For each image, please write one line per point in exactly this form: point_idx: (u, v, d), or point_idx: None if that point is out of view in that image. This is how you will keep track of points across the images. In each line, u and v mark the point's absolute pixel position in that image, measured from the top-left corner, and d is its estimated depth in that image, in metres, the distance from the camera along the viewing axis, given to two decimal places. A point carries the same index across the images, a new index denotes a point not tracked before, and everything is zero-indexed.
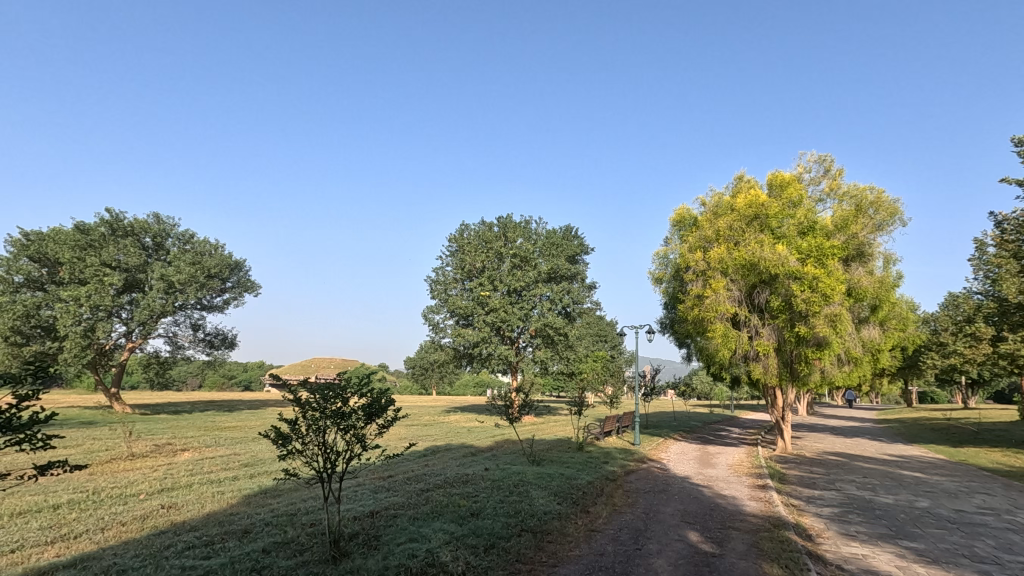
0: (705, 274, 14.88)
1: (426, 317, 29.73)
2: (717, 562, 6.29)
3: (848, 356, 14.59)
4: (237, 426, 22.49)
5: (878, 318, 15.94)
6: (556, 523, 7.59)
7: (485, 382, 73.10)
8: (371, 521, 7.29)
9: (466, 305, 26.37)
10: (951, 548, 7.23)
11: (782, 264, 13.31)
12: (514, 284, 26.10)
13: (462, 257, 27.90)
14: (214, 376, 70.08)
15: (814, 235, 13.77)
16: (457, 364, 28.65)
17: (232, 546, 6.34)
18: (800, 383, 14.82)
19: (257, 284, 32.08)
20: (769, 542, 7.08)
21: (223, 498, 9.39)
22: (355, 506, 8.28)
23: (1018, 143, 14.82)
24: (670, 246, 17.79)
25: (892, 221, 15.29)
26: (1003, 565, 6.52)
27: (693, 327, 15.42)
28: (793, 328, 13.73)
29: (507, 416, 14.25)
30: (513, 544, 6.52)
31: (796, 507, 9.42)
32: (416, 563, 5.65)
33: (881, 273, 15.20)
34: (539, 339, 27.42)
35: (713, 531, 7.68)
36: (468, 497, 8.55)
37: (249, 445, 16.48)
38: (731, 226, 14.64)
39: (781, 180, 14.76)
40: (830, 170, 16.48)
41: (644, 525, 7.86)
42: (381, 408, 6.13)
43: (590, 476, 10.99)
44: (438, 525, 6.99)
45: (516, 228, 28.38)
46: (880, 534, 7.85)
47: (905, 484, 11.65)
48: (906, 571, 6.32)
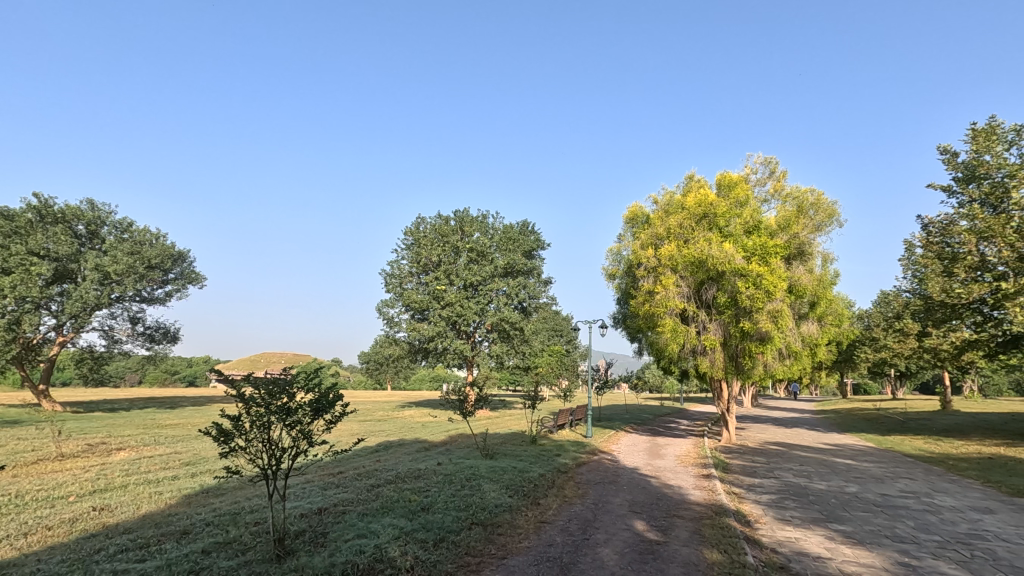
0: (656, 270, 15.25)
1: (381, 311, 29.31)
2: (661, 550, 6.50)
3: (789, 350, 15.30)
4: (180, 424, 21.58)
5: (816, 314, 16.78)
6: (506, 515, 7.66)
7: (441, 376, 72.92)
8: (318, 519, 7.15)
9: (422, 299, 26.18)
10: (875, 529, 7.72)
11: (728, 261, 13.84)
12: (470, 279, 26.09)
13: (417, 250, 27.60)
14: (155, 372, 66.86)
15: (759, 235, 14.35)
16: (412, 359, 28.40)
17: (169, 548, 6.09)
18: (744, 376, 15.39)
19: (202, 275, 30.78)
20: (710, 529, 7.38)
21: (161, 498, 9.00)
22: (302, 503, 8.10)
23: (944, 150, 15.86)
24: (623, 243, 18.15)
25: (830, 222, 16.20)
26: (920, 544, 7.03)
27: (644, 322, 15.76)
28: (737, 323, 14.30)
29: (462, 411, 14.21)
30: (462, 537, 6.53)
31: (737, 494, 9.84)
32: (364, 559, 5.58)
33: (820, 271, 16.04)
34: (494, 334, 27.46)
35: (659, 519, 7.93)
36: (419, 492, 8.51)
37: (192, 443, 15.80)
38: (681, 225, 15.06)
39: (729, 180, 15.28)
40: (775, 171, 17.20)
41: (593, 515, 8.03)
42: (330, 403, 6.03)
43: (543, 468, 11.13)
44: (388, 520, 6.94)
45: (473, 222, 28.26)
46: (812, 518, 8.30)
47: (837, 471, 12.37)
48: (833, 552, 6.72)
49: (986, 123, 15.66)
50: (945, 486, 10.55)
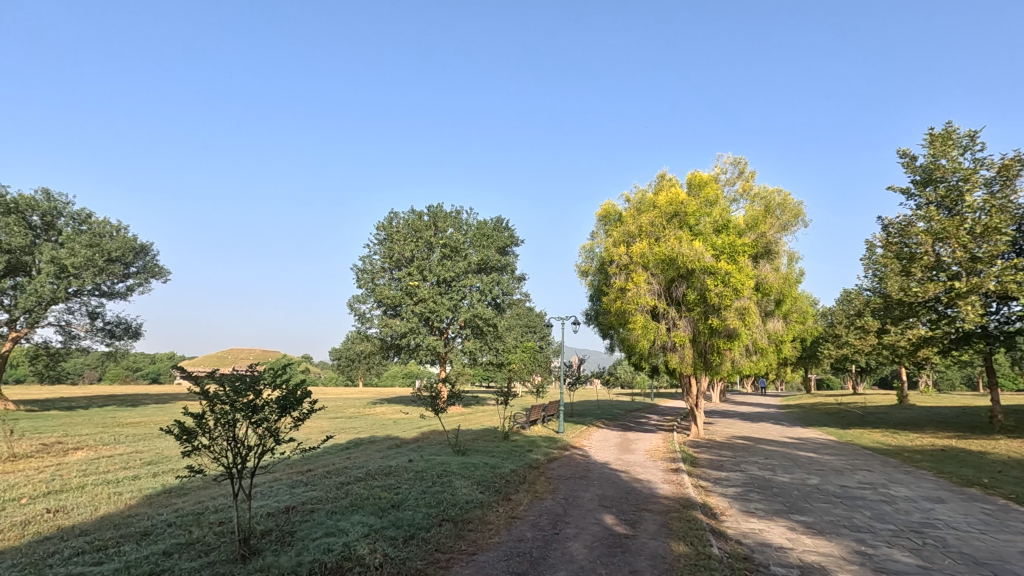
0: (628, 267, 15.41)
1: (352, 306, 28.96)
2: (630, 543, 6.60)
3: (755, 347, 15.65)
4: (141, 422, 20.93)
5: (782, 311, 17.20)
6: (477, 511, 7.66)
7: (414, 373, 72.56)
8: (286, 517, 7.04)
9: (394, 295, 25.92)
10: (835, 519, 7.99)
11: (697, 259, 14.09)
12: (443, 275, 25.98)
13: (390, 246, 27.34)
14: (115, 369, 64.67)
15: (727, 234, 14.67)
16: (384, 355, 28.16)
17: (129, 550, 5.91)
18: (712, 372, 15.67)
19: (165, 269, 29.88)
20: (678, 522, 7.52)
21: (120, 499, 8.72)
22: (269, 502, 7.96)
23: (904, 154, 16.45)
24: (596, 241, 18.30)
25: (796, 222, 16.65)
26: (876, 532, 7.31)
27: (616, 319, 15.91)
28: (706, 320, 14.57)
29: (434, 407, 14.12)
30: (433, 534, 6.52)
31: (704, 488, 10.06)
32: (332, 557, 5.52)
33: (786, 270, 16.46)
34: (467, 330, 27.40)
35: (628, 513, 8.05)
36: (390, 489, 8.47)
37: (153, 442, 15.32)
38: (653, 223, 15.25)
39: (700, 180, 15.54)
40: (744, 172, 17.57)
41: (563, 510, 8.11)
42: (298, 401, 5.94)
43: (514, 464, 11.18)
44: (357, 518, 6.87)
45: (446, 218, 28.10)
46: (775, 510, 8.54)
47: (800, 463, 12.76)
48: (795, 542, 6.93)
49: (942, 129, 16.28)
50: (900, 477, 11.00)
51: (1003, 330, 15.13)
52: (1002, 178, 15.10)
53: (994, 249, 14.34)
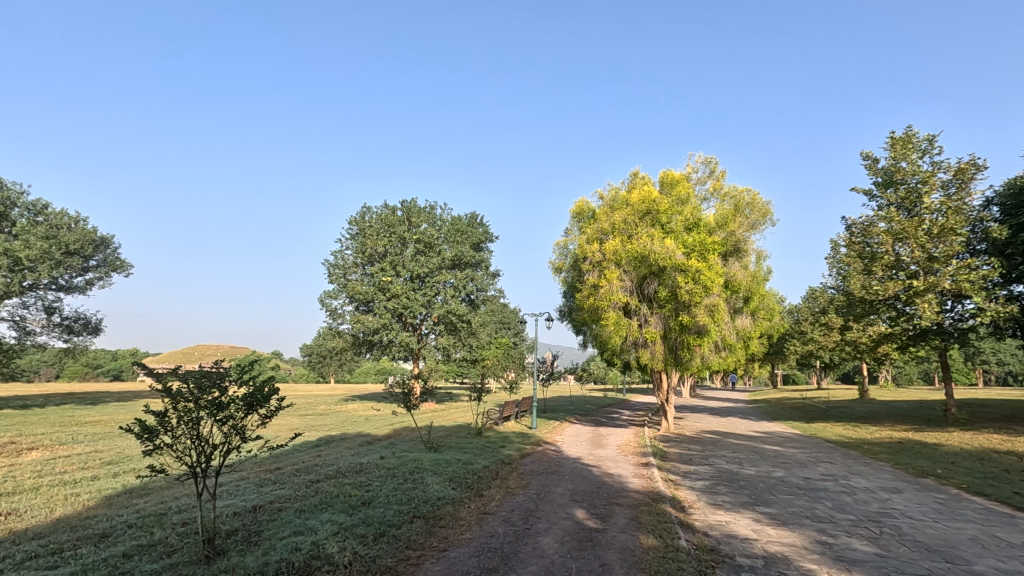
0: (601, 264, 15.54)
1: (323, 302, 28.52)
2: (600, 537, 6.67)
3: (724, 343, 15.95)
4: (101, 420, 20.22)
5: (750, 308, 17.56)
6: (449, 508, 7.64)
7: (387, 369, 72.00)
8: (252, 517, 6.90)
9: (367, 291, 25.63)
10: (798, 511, 8.22)
11: (669, 257, 14.29)
12: (417, 270, 25.76)
13: (363, 241, 26.98)
14: (74, 365, 62.42)
15: (698, 232, 14.95)
16: (356, 352, 27.86)
17: (86, 553, 5.71)
18: (682, 368, 15.94)
19: (127, 263, 28.92)
20: (647, 515, 7.64)
21: (77, 500, 8.42)
22: (235, 501, 7.79)
23: (867, 156, 16.97)
24: (570, 237, 18.40)
25: (764, 221, 17.04)
26: (836, 522, 7.55)
27: (588, 316, 16.03)
28: (677, 317, 14.80)
29: (406, 404, 14.00)
30: (403, 531, 6.47)
31: (673, 481, 10.25)
32: (300, 556, 5.44)
33: (754, 267, 16.82)
34: (441, 326, 27.26)
35: (599, 507, 8.14)
36: (360, 486, 8.37)
37: (114, 441, 14.83)
38: (625, 220, 15.41)
39: (672, 178, 15.75)
40: (715, 171, 17.87)
41: (534, 505, 8.15)
42: (264, 398, 5.80)
43: (487, 460, 11.18)
44: (327, 516, 6.78)
45: (420, 213, 27.86)
46: (741, 502, 8.76)
47: (766, 457, 13.10)
48: (759, 533, 7.12)
49: (903, 133, 16.83)
50: (860, 469, 11.39)
51: (957, 327, 15.75)
52: (958, 181, 15.72)
53: (949, 249, 14.96)
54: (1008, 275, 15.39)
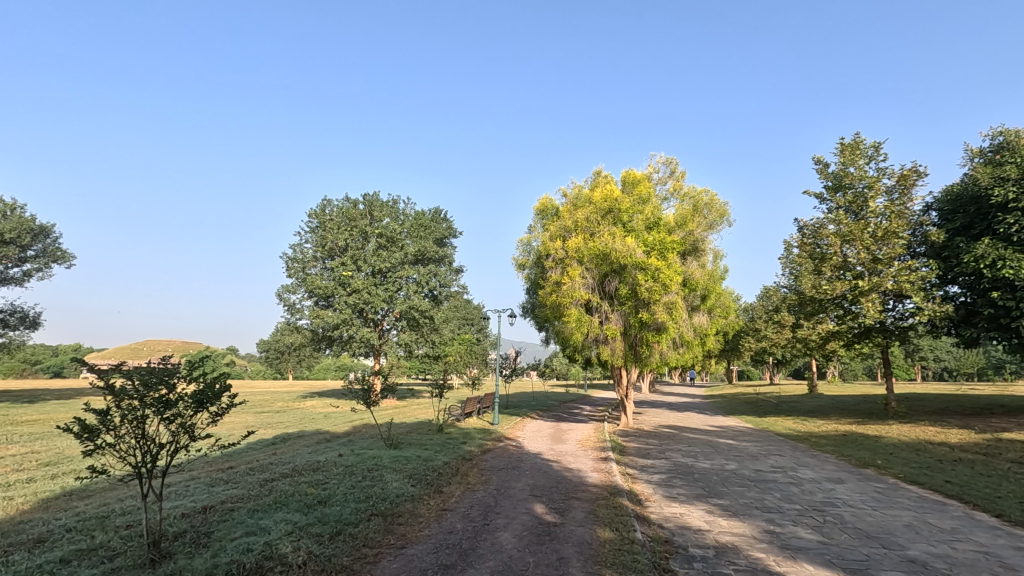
0: (564, 262, 15.68)
1: (280, 296, 27.81)
2: (558, 531, 6.74)
3: (682, 340, 16.31)
4: (38, 420, 19.14)
5: (708, 306, 17.99)
6: (408, 505, 7.58)
7: (348, 365, 70.85)
8: (202, 517, 6.67)
9: (326, 285, 25.12)
10: (748, 502, 8.51)
11: (630, 255, 14.53)
12: (379, 265, 25.37)
13: (323, 234, 26.39)
14: (10, 362, 58.80)
15: (658, 230, 15.27)
16: (315, 348, 27.32)
17: (19, 559, 5.42)
18: (642, 364, 16.24)
19: (69, 254, 27.49)
20: (605, 508, 7.79)
21: (9, 504, 7.96)
22: (184, 502, 7.52)
23: (819, 160, 17.66)
24: (533, 234, 18.46)
25: (721, 222, 17.54)
26: (783, 512, 7.86)
27: (550, 312, 16.16)
28: (637, 314, 15.07)
29: (366, 401, 13.75)
30: (361, 529, 6.39)
31: (631, 475, 10.45)
32: (251, 557, 5.29)
33: (711, 266, 17.29)
34: (403, 322, 26.93)
35: (558, 502, 8.23)
36: (317, 485, 8.22)
37: (52, 442, 14.08)
38: (588, 218, 15.58)
39: (633, 178, 16.01)
40: (675, 172, 18.24)
41: (494, 501, 8.17)
42: (215, 395, 5.58)
43: (447, 456, 11.14)
44: (280, 516, 6.63)
45: (382, 207, 27.42)
46: (695, 494, 9.02)
47: (720, 450, 13.52)
48: (712, 524, 7.34)
49: (851, 139, 17.58)
50: (807, 461, 11.88)
51: (899, 326, 16.58)
52: (901, 187, 16.54)
53: (891, 251, 15.76)
54: (944, 277, 16.31)
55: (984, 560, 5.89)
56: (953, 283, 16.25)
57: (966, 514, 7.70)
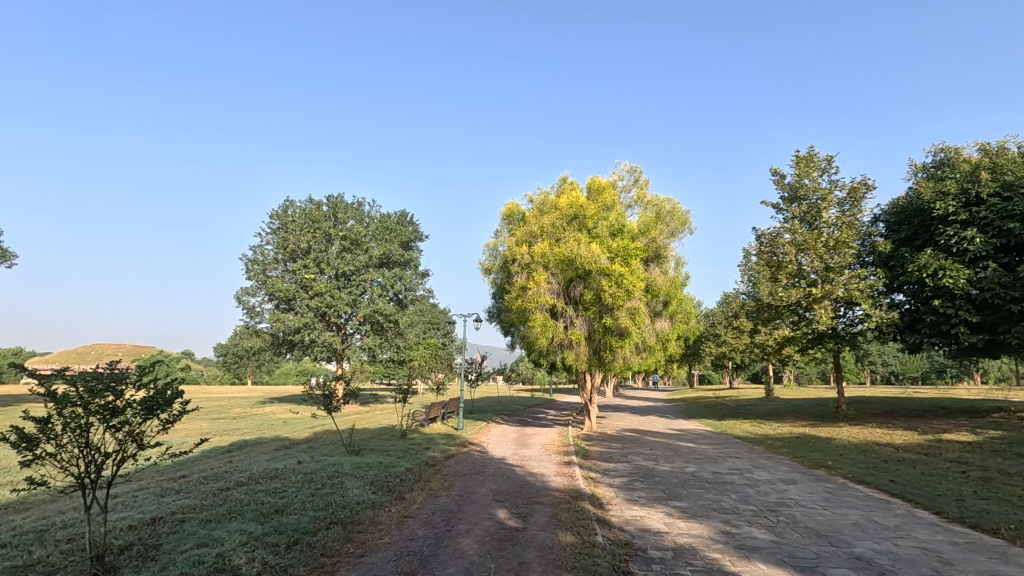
0: (529, 267, 15.76)
1: (239, 299, 27.02)
2: (520, 536, 6.75)
3: (645, 345, 16.57)
4: None
5: (670, 312, 18.33)
6: (368, 512, 7.46)
7: (309, 370, 69.38)
8: (150, 529, 6.41)
9: (287, 288, 24.56)
10: (706, 503, 8.72)
11: (594, 261, 14.72)
12: (342, 268, 24.95)
13: (285, 236, 25.80)
14: None
15: (621, 237, 15.52)
16: (275, 352, 26.68)
17: None
18: (605, 369, 16.42)
19: (11, 254, 26.12)
20: (566, 513, 7.84)
21: None
22: (131, 513, 7.21)
23: (776, 171, 18.32)
24: (499, 239, 18.51)
25: (683, 229, 17.94)
26: (739, 513, 8.08)
27: (516, 317, 16.19)
28: (601, 319, 15.25)
29: (327, 406, 13.47)
30: (319, 538, 6.26)
31: (593, 479, 10.55)
32: (203, 570, 5.12)
33: (673, 273, 17.64)
34: (367, 326, 26.54)
35: (520, 507, 8.24)
36: (274, 493, 8.00)
37: None
38: (554, 224, 15.71)
39: (598, 185, 16.30)
40: (639, 180, 18.57)
41: (456, 507, 8.12)
42: (166, 401, 5.40)
43: (410, 462, 11.02)
44: (235, 526, 6.43)
45: (347, 209, 27.02)
46: (656, 497, 9.17)
47: (680, 453, 13.79)
48: (670, 526, 7.48)
49: (806, 152, 18.30)
50: (763, 463, 12.24)
51: (849, 332, 17.28)
52: (852, 199, 17.28)
53: (842, 260, 16.46)
54: (890, 285, 17.09)
55: (923, 555, 6.20)
56: (899, 291, 17.04)
57: (908, 511, 8.09)
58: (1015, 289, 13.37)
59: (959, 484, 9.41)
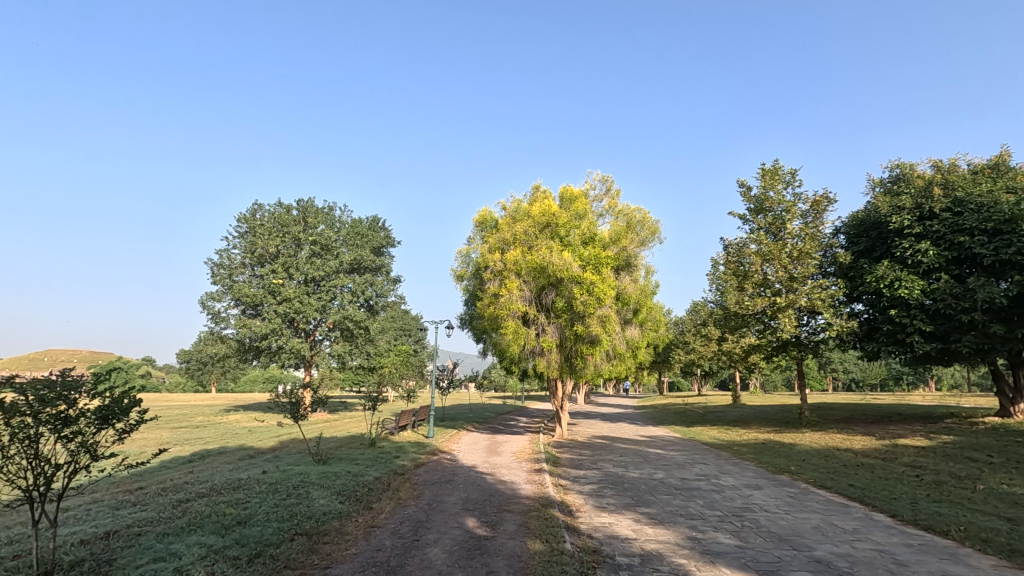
0: (502, 274, 15.77)
1: (204, 304, 26.32)
2: (489, 544, 6.73)
3: (615, 352, 16.72)
4: None
5: (640, 320, 18.56)
6: (335, 523, 7.33)
7: (276, 377, 67.85)
8: (104, 544, 6.16)
9: (255, 293, 24.02)
10: (673, 509, 8.84)
11: (566, 269, 14.85)
12: (312, 273, 24.52)
13: (253, 239, 25.28)
14: None
15: (593, 246, 15.70)
16: (241, 359, 26.01)
17: None
18: (576, 376, 16.53)
19: None
20: (536, 520, 7.84)
21: None
22: (83, 527, 6.92)
23: (742, 184, 18.83)
24: (472, 246, 18.50)
25: (652, 239, 18.26)
26: (705, 519, 8.21)
27: (488, 324, 16.18)
28: (572, 326, 15.35)
29: (294, 415, 13.20)
30: (282, 550, 6.11)
31: (563, 486, 10.60)
32: None
33: (643, 281, 17.90)
34: (337, 332, 26.12)
35: (490, 515, 8.21)
36: (236, 505, 7.78)
37: None
38: (526, 232, 15.80)
39: (571, 194, 16.47)
40: (611, 189, 18.82)
41: (425, 516, 8.05)
42: (123, 410, 5.21)
43: (379, 471, 10.87)
44: (194, 539, 6.23)
45: (317, 213, 26.62)
46: (624, 503, 9.26)
47: (649, 459, 13.95)
48: (638, 533, 7.56)
49: (771, 165, 18.86)
50: (728, 468, 12.49)
51: (812, 340, 17.79)
52: (815, 211, 17.88)
53: (805, 270, 16.97)
54: (850, 295, 17.69)
55: (880, 557, 6.41)
56: (858, 301, 17.63)
57: (866, 515, 8.36)
58: (965, 300, 13.98)
59: (913, 487, 9.76)
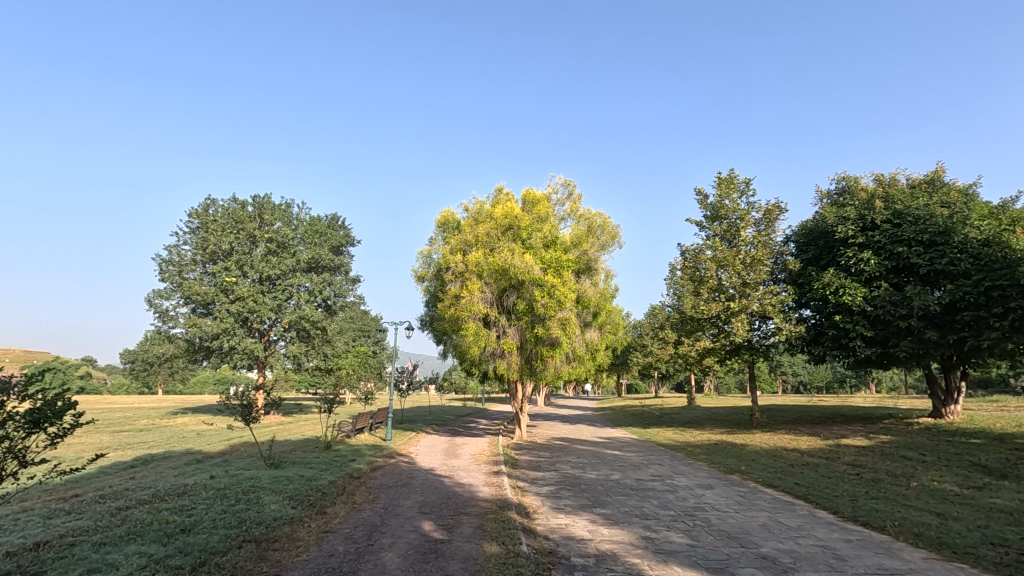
0: (463, 275, 15.68)
1: (151, 302, 25.19)
2: (444, 548, 6.67)
3: (574, 354, 16.83)
4: None
5: (600, 323, 18.80)
6: (285, 528, 7.12)
7: (228, 378, 65.68)
8: (33, 556, 5.80)
9: (206, 292, 23.17)
10: (628, 510, 8.99)
11: (528, 272, 14.91)
12: (267, 272, 23.81)
13: (204, 236, 24.37)
14: None
15: (554, 249, 15.83)
16: (190, 360, 25.03)
17: None
18: (536, 379, 16.59)
19: None
20: (493, 523, 7.83)
21: None
22: (10, 539, 6.50)
23: (700, 191, 19.35)
24: (434, 247, 18.36)
25: (612, 243, 18.53)
26: (659, 518, 8.39)
27: (449, 325, 16.05)
28: (533, 329, 15.39)
29: (246, 417, 12.75)
30: (229, 558, 5.90)
31: (520, 488, 10.63)
32: None
33: (603, 286, 18.13)
34: (293, 332, 25.43)
35: (446, 518, 8.15)
36: (181, 511, 7.46)
37: None
38: (488, 234, 15.78)
39: (533, 197, 16.58)
40: (572, 194, 19.00)
41: (380, 520, 7.92)
42: (56, 413, 4.89)
43: (333, 475, 10.63)
44: (134, 548, 5.94)
45: (274, 210, 25.84)
46: (581, 504, 9.35)
47: (606, 460, 14.16)
48: (594, 533, 7.65)
49: (727, 174, 19.45)
50: (682, 469, 12.80)
51: (764, 343, 18.40)
52: (767, 220, 18.55)
53: (758, 276, 17.59)
54: (799, 301, 18.41)
55: (821, 553, 6.67)
56: (806, 306, 18.35)
57: (809, 512, 8.71)
58: (903, 307, 14.77)
59: (853, 485, 10.24)
